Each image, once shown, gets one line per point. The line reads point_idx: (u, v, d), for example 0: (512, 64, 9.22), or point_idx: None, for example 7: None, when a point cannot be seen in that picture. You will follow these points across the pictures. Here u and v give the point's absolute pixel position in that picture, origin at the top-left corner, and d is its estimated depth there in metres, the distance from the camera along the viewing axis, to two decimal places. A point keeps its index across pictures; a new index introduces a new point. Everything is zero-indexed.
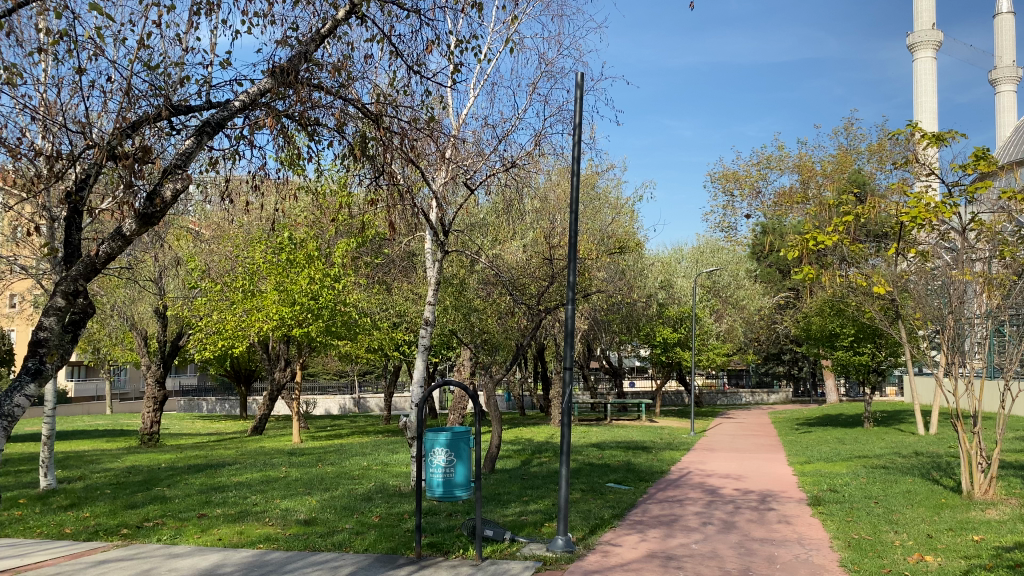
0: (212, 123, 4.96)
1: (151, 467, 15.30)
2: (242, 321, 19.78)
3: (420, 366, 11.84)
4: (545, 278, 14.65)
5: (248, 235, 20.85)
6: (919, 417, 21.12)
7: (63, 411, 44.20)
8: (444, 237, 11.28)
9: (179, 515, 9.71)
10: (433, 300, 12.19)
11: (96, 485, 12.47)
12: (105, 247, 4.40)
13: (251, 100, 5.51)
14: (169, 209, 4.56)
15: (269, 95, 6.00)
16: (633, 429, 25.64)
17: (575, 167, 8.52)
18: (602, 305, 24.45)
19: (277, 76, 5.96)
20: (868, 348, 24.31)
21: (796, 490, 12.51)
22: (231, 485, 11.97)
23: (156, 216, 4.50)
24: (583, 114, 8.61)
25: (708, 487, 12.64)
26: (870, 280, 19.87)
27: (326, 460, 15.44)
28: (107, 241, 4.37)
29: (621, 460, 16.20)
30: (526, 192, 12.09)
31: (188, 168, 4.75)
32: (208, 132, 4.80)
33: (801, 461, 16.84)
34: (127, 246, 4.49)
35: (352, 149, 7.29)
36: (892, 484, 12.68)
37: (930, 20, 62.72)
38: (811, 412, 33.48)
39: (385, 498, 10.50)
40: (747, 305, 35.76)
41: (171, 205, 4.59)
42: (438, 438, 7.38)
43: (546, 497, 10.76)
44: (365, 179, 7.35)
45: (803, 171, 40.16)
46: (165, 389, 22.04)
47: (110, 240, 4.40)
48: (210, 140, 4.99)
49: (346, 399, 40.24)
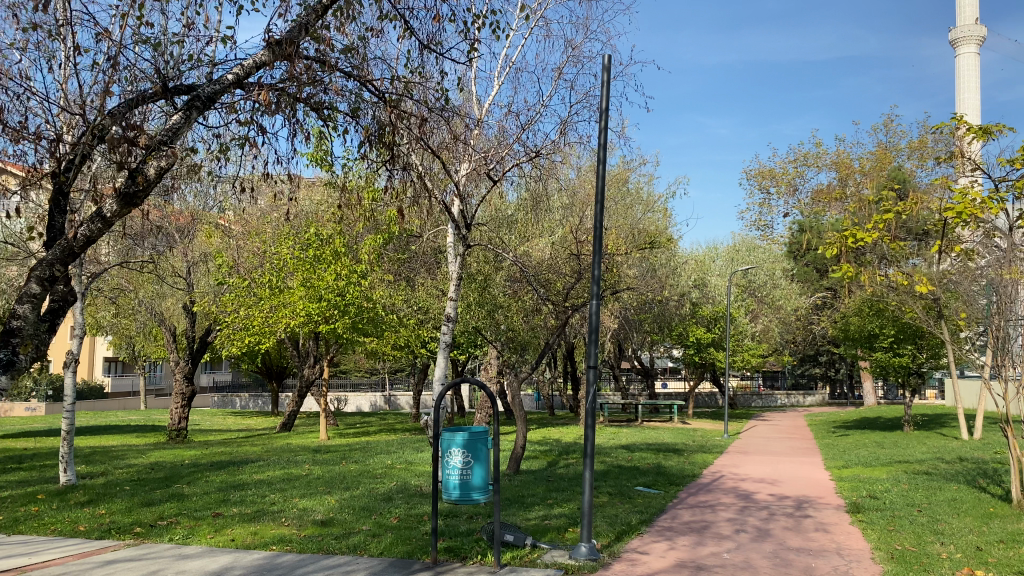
0: (203, 98, 4.96)
1: (175, 463, 15.15)
2: (270, 317, 19.58)
3: (442, 364, 11.52)
4: (573, 273, 14.25)
5: (276, 231, 20.74)
6: (962, 420, 20.35)
7: (99, 406, 44.76)
8: (467, 231, 10.96)
9: (194, 514, 9.48)
10: (455, 296, 11.80)
11: (116, 481, 12.34)
12: (85, 229, 4.33)
13: (245, 74, 5.38)
14: (151, 188, 4.51)
15: (268, 68, 5.85)
16: (665, 431, 25.18)
17: (603, 157, 8.17)
18: (633, 303, 24.01)
19: (275, 50, 5.79)
20: (909, 348, 23.52)
21: (834, 496, 11.98)
22: (251, 483, 11.76)
23: (137, 195, 4.44)
24: (610, 100, 8.19)
25: (741, 492, 12.17)
26: (912, 280, 19.18)
27: (350, 458, 15.21)
28: (86, 223, 4.33)
29: (651, 462, 15.78)
30: (554, 185, 11.76)
31: (174, 145, 4.74)
32: (197, 106, 4.82)
33: (839, 465, 16.25)
34: (107, 229, 4.44)
35: (366, 136, 7.09)
36: (936, 491, 12.10)
37: (974, 15, 61.32)
38: (848, 415, 32.65)
39: (406, 498, 10.19)
40: (783, 305, 35.11)
41: (154, 184, 4.54)
42: (455, 438, 7.00)
43: (572, 500, 10.38)
44: (377, 171, 7.18)
45: (840, 168, 39.26)
46: (193, 385, 21.91)
47: (88, 223, 4.34)
48: (200, 116, 4.99)
49: (377, 396, 40.22)
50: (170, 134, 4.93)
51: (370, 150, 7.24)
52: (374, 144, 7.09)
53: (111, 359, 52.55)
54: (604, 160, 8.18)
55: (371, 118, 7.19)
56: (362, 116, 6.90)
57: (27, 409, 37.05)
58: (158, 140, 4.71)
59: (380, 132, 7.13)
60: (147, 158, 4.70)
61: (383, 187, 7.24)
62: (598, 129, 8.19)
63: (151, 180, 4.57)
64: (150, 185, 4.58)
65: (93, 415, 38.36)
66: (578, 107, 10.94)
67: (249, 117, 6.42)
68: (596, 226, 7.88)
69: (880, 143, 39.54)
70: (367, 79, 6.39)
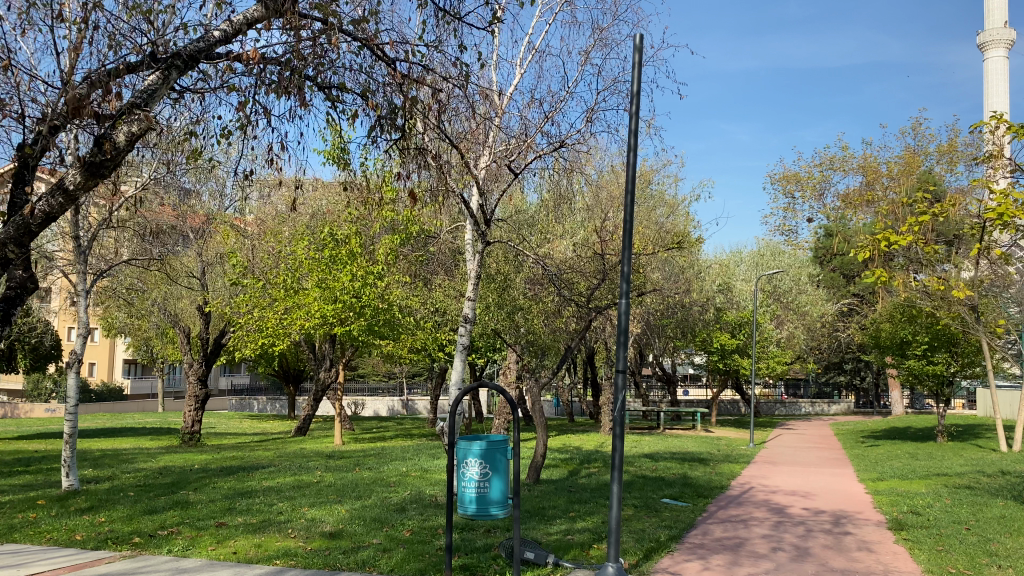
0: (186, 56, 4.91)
1: (184, 468, 14.70)
2: (284, 319, 19.18)
3: (459, 368, 10.96)
4: (596, 274, 13.67)
5: (292, 230, 20.35)
6: (1001, 432, 19.53)
7: (117, 408, 44.59)
8: (486, 228, 10.40)
9: (196, 524, 8.99)
10: (473, 295, 11.21)
11: (121, 487, 11.87)
12: (44, 205, 4.36)
13: (232, 33, 5.25)
14: (119, 158, 4.51)
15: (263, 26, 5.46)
16: (688, 439, 24.54)
17: (633, 147, 7.61)
18: (656, 308, 23.41)
19: (270, 6, 5.37)
20: (942, 356, 22.70)
21: (873, 511, 11.32)
22: (259, 491, 11.25)
23: (103, 166, 4.45)
24: (642, 82, 7.61)
25: (774, 506, 11.54)
26: (949, 285, 18.47)
27: (364, 465, 14.67)
28: (46, 197, 4.35)
29: (677, 472, 15.16)
30: (579, 182, 11.25)
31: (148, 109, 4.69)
32: (175, 66, 4.81)
33: (874, 478, 15.55)
34: (70, 203, 4.46)
35: (377, 116, 6.61)
36: (982, 507, 11.41)
37: (1004, 19, 59.98)
38: (877, 424, 31.77)
39: (420, 509, 9.66)
40: (808, 312, 34.32)
41: (122, 154, 4.56)
42: (472, 448, 6.45)
43: (596, 514, 9.80)
44: (392, 165, 6.84)
45: (867, 172, 38.46)
46: (207, 388, 21.47)
47: (49, 197, 4.37)
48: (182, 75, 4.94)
49: (394, 401, 39.78)
50: (147, 96, 4.86)
51: (380, 137, 6.85)
52: (386, 132, 6.70)
53: (131, 362, 52.52)
54: (635, 148, 7.63)
55: (386, 100, 6.79)
56: (374, 97, 6.45)
57: (47, 411, 36.85)
58: (129, 105, 4.67)
59: (393, 118, 6.74)
60: (116, 126, 4.68)
61: (395, 174, 6.78)
62: (630, 116, 7.61)
63: (118, 148, 4.57)
64: (119, 153, 4.57)
65: (111, 417, 38.14)
66: (606, 95, 10.40)
67: (248, 98, 6.10)
68: (626, 218, 7.27)
69: (909, 147, 38.69)
70: (376, 50, 5.94)
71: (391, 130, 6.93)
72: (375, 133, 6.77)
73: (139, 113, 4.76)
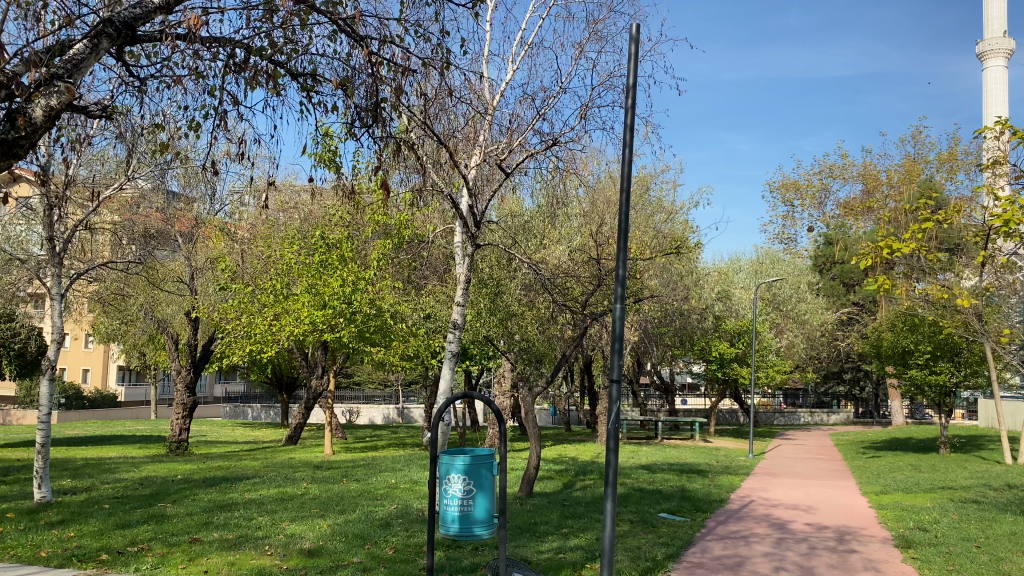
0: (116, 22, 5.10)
1: (166, 479, 14.23)
2: (273, 325, 18.75)
3: (447, 376, 10.54)
4: (592, 280, 13.28)
5: (282, 234, 19.98)
6: (1006, 444, 19.11)
7: (110, 415, 44.15)
8: (476, 230, 9.97)
9: (169, 540, 8.54)
10: (463, 300, 10.78)
11: (97, 498, 11.41)
12: None
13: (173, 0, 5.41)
14: (31, 132, 4.53)
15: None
16: (687, 450, 24.09)
17: (630, 150, 7.20)
18: (655, 315, 23.02)
19: None
20: (945, 365, 22.29)
21: (878, 528, 10.89)
22: (240, 504, 10.80)
23: (14, 144, 4.49)
24: (638, 73, 7.22)
25: (776, 521, 11.12)
26: (953, 293, 18.11)
27: (352, 476, 14.21)
28: None
29: (674, 485, 14.72)
30: (574, 185, 10.91)
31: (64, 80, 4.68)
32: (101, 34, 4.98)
33: (877, 491, 15.09)
34: None
35: (359, 109, 6.22)
36: (991, 523, 10.98)
37: (1002, 28, 59.89)
38: (878, 435, 31.35)
39: (406, 525, 9.22)
40: (808, 320, 33.96)
41: (36, 130, 4.57)
42: (454, 463, 6.03)
43: (589, 530, 9.37)
44: (368, 161, 6.56)
45: (867, 180, 38.11)
46: (195, 396, 20.98)
47: None
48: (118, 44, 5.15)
49: (390, 409, 39.35)
50: (73, 67, 4.92)
51: (361, 132, 6.54)
52: (368, 127, 6.38)
53: (125, 368, 52.09)
54: (632, 151, 7.22)
55: (367, 92, 6.48)
56: (355, 88, 6.11)
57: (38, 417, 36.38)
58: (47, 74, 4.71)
59: (376, 112, 6.41)
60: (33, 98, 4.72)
61: (376, 168, 6.41)
62: (626, 115, 7.21)
63: (34, 123, 4.58)
64: (35, 130, 4.59)
65: (101, 424, 37.65)
66: (599, 91, 10.11)
67: (215, 86, 5.83)
68: (623, 219, 6.84)
69: (908, 155, 38.43)
70: (349, 31, 5.59)
71: (373, 125, 6.62)
72: (356, 128, 6.45)
73: (60, 86, 4.72)
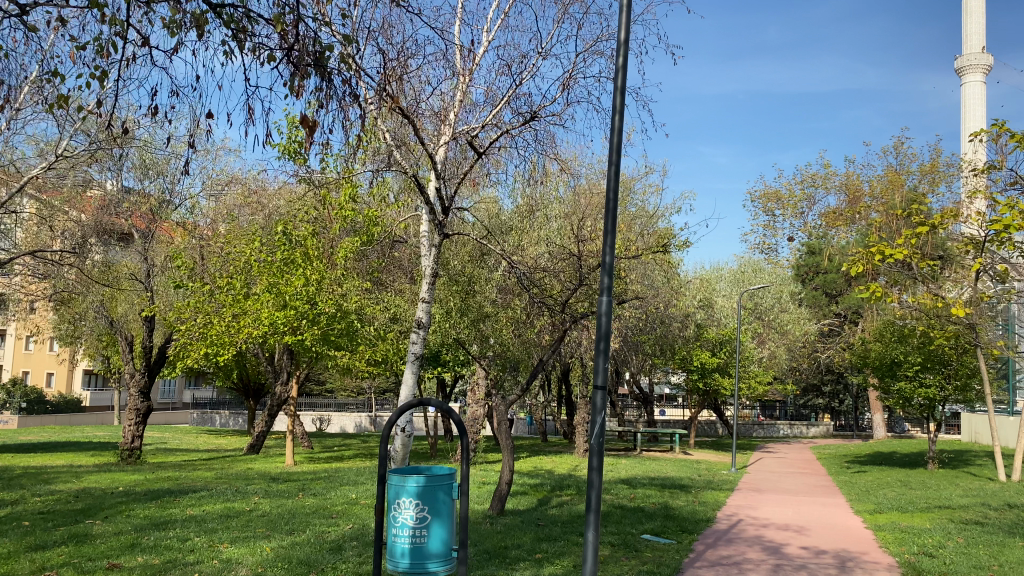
0: None
1: (107, 491, 13.02)
2: (230, 326, 17.64)
3: (410, 380, 9.49)
4: (574, 281, 12.27)
5: (244, 232, 18.97)
6: (1000, 460, 18.30)
7: (73, 421, 42.68)
8: (443, 217, 8.99)
9: (84, 566, 7.41)
10: (429, 297, 9.76)
11: (18, 514, 10.25)
12: None
13: None
14: None
15: None
16: (667, 463, 23.15)
17: (620, 120, 6.30)
18: (635, 322, 22.10)
19: None
20: (933, 378, 21.48)
21: (881, 553, 9.99)
22: (179, 521, 9.72)
23: None
24: (627, 25, 6.30)
25: (769, 545, 10.20)
26: (947, 304, 17.34)
27: (309, 490, 13.10)
28: None
29: (657, 502, 13.73)
30: (555, 173, 9.99)
31: None
32: None
33: (870, 510, 14.22)
34: None
35: (291, 49, 5.36)
36: (1001, 549, 10.12)
37: (980, 44, 60.04)
38: (859, 449, 30.68)
39: (360, 549, 8.20)
40: (790, 330, 33.31)
41: None
42: (406, 485, 5.04)
43: (565, 556, 8.37)
44: (301, 120, 5.73)
45: (850, 190, 37.60)
46: (149, 401, 19.69)
47: None
48: None
49: (362, 417, 38.14)
50: None
51: (298, 84, 5.72)
52: (307, 79, 5.55)
53: (90, 373, 50.71)
54: (623, 121, 6.31)
55: (308, 38, 5.64)
56: (288, 25, 5.28)
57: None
58: None
59: (314, 60, 5.60)
60: None
61: (309, 118, 5.57)
62: (617, 76, 6.28)
63: None
64: None
65: (61, 430, 36.17)
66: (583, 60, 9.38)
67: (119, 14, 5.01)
68: (609, 195, 6.01)
69: (891, 165, 37.99)
70: None
71: (311, 76, 5.81)
72: (293, 81, 5.62)
73: None
